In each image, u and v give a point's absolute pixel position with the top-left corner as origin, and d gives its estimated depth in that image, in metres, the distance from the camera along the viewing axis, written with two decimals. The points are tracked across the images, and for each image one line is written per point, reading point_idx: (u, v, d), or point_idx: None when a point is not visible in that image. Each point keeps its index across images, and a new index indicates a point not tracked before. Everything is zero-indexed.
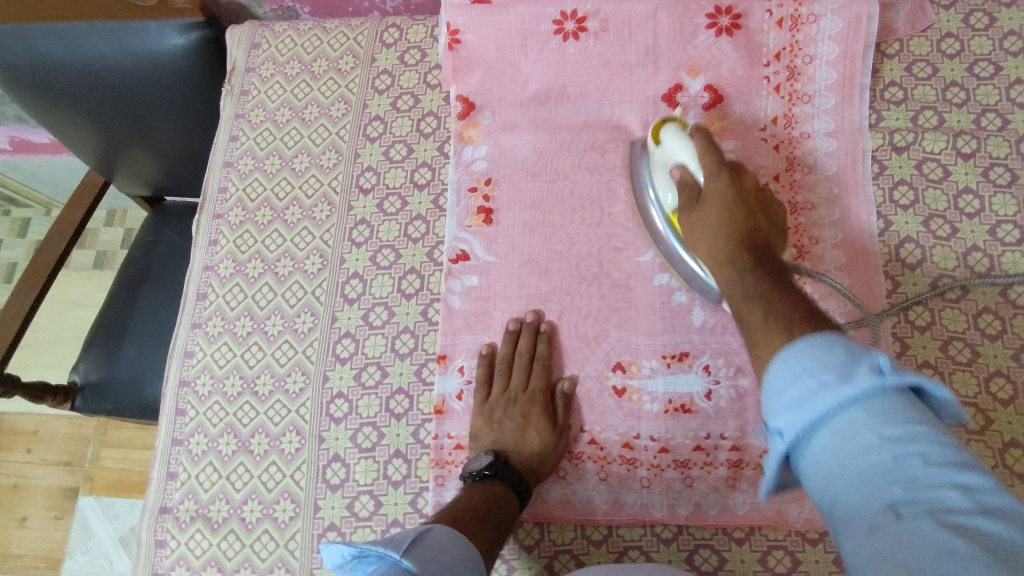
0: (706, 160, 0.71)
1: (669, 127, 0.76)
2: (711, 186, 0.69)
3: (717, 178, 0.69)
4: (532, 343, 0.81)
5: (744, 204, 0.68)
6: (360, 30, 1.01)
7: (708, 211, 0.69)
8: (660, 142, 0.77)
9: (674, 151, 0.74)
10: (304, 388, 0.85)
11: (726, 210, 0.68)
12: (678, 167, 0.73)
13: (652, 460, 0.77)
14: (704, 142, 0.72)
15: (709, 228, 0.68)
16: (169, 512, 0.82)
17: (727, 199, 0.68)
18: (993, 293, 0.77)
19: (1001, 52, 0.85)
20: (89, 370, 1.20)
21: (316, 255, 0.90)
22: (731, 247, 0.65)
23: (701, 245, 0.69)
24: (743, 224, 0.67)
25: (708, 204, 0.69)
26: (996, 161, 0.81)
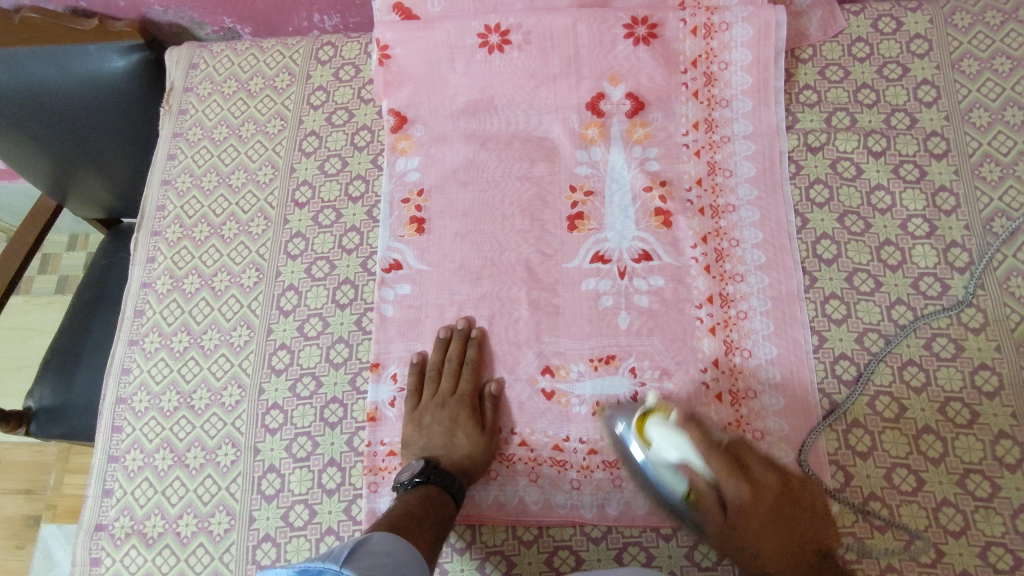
0: (719, 468, 0.67)
1: (656, 425, 0.71)
2: (741, 501, 0.66)
3: (744, 492, 0.66)
4: (462, 349, 0.82)
5: (776, 496, 0.67)
6: (296, 49, 1.03)
7: (744, 526, 0.66)
8: (650, 443, 0.71)
9: (674, 458, 0.69)
10: (240, 401, 0.85)
11: (767, 518, 0.66)
12: (685, 469, 0.69)
13: (581, 461, 0.78)
14: (709, 451, 0.67)
15: (755, 542, 0.66)
16: (105, 529, 0.82)
17: (766, 509, 0.66)
18: (905, 284, 0.80)
19: (907, 55, 0.90)
20: (44, 395, 1.18)
21: (252, 269, 0.91)
22: (791, 553, 0.65)
23: (744, 555, 0.67)
24: (787, 527, 0.66)
25: (746, 520, 0.66)
26: (905, 158, 0.85)
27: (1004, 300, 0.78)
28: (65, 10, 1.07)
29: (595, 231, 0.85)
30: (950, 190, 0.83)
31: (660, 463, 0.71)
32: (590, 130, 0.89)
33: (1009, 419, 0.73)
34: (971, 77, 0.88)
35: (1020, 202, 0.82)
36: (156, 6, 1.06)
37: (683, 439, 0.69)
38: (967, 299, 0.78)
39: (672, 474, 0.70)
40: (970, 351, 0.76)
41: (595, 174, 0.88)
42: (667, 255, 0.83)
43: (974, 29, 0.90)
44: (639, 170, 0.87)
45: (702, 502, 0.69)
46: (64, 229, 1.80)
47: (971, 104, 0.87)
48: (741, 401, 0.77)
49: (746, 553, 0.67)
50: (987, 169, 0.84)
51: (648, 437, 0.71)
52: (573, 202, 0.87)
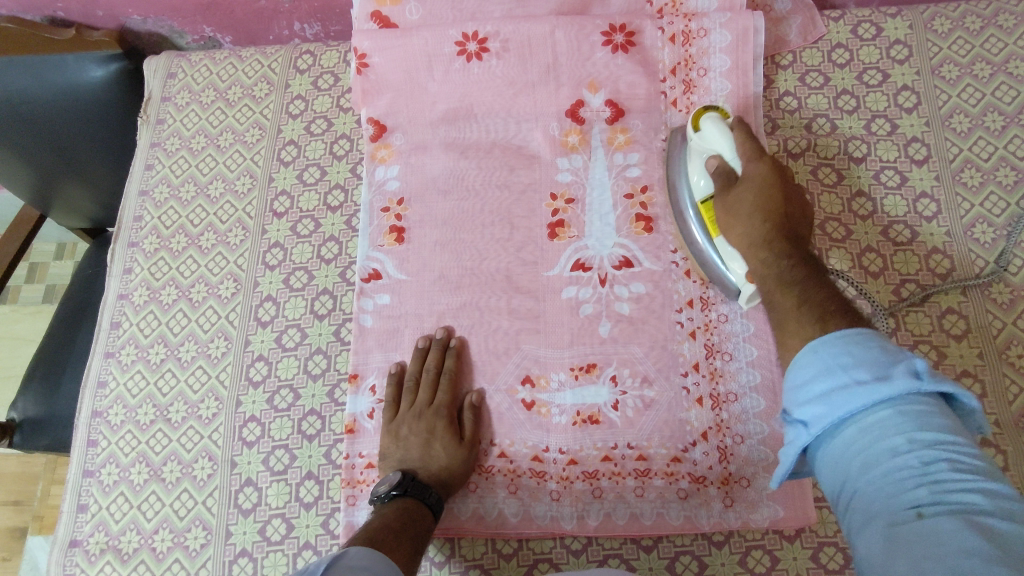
0: (745, 149, 0.72)
1: (710, 115, 0.77)
2: (750, 176, 0.71)
3: (756, 168, 0.71)
4: (440, 359, 0.81)
5: (782, 190, 0.69)
6: (275, 58, 1.03)
7: (743, 195, 0.70)
8: (698, 130, 0.78)
9: (716, 140, 0.75)
10: (217, 413, 0.84)
11: (761, 194, 0.69)
12: (715, 157, 0.75)
13: (561, 472, 0.77)
14: (745, 137, 0.73)
15: (742, 214, 0.69)
16: (78, 546, 0.81)
17: (766, 190, 0.69)
18: (887, 291, 0.79)
19: (888, 61, 0.90)
20: (27, 406, 1.14)
21: (230, 280, 0.91)
22: (765, 227, 0.68)
23: (733, 230, 0.71)
24: (779, 210, 0.69)
25: (748, 188, 0.70)
26: (885, 164, 0.85)
27: (986, 307, 0.77)
28: (43, 20, 1.06)
29: (576, 238, 0.85)
30: (931, 196, 0.83)
31: (700, 154, 0.77)
32: (571, 136, 0.88)
33: (992, 426, 0.73)
34: (951, 83, 0.88)
35: (1001, 208, 0.81)
36: (134, 16, 1.06)
37: (725, 128, 0.75)
38: (949, 306, 0.78)
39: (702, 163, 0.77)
40: (952, 358, 0.76)
41: (575, 181, 0.87)
42: (647, 262, 0.83)
43: (953, 34, 0.90)
44: (619, 176, 0.87)
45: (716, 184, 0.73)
46: (50, 238, 1.75)
47: (951, 110, 0.87)
48: (716, 357, 0.79)
49: (732, 228, 0.70)
50: (968, 175, 0.83)
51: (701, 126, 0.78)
52: (554, 210, 0.86)
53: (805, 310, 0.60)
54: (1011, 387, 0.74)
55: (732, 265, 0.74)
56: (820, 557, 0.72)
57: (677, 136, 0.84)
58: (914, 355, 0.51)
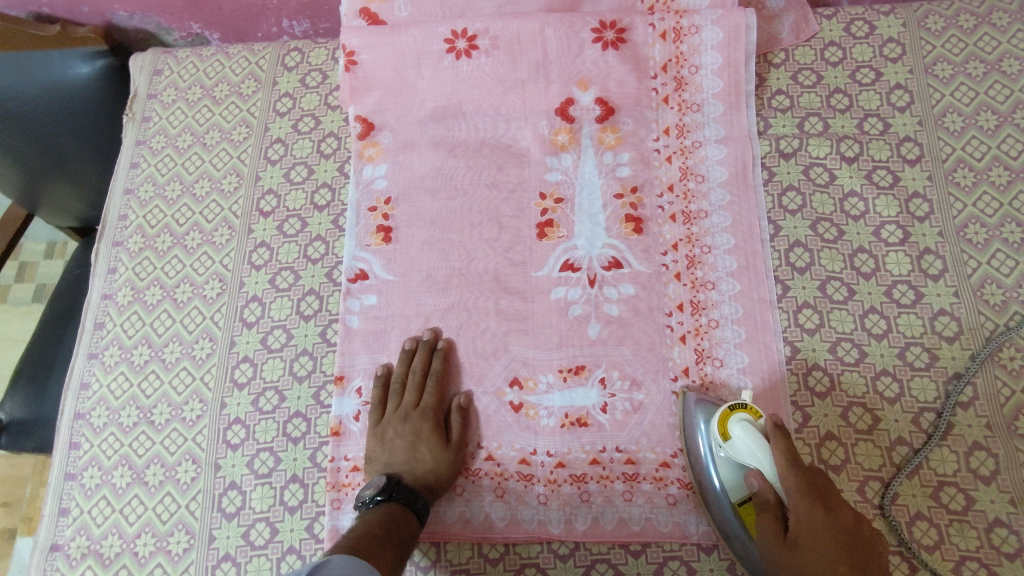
0: (790, 479, 0.63)
1: (738, 418, 0.68)
2: (801, 525, 0.61)
3: (805, 517, 0.61)
4: (427, 360, 0.80)
5: (842, 534, 0.60)
6: (262, 55, 1.01)
7: (799, 554, 0.60)
8: (728, 440, 0.68)
9: (749, 456, 0.66)
10: (201, 415, 0.83)
11: (823, 550, 0.59)
12: (753, 473, 0.66)
13: (549, 475, 0.76)
14: (786, 465, 0.63)
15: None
16: (60, 550, 0.79)
17: (826, 542, 0.60)
18: (879, 293, 0.78)
19: (880, 59, 0.89)
20: (15, 407, 1.10)
21: (215, 280, 0.89)
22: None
23: None
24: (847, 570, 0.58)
25: (806, 547, 0.60)
26: (877, 164, 0.84)
27: (978, 308, 0.76)
28: (28, 15, 1.04)
29: (565, 239, 0.84)
30: (923, 196, 0.82)
31: (730, 460, 0.68)
32: (561, 136, 0.87)
33: (983, 429, 0.72)
34: (945, 81, 0.87)
35: (994, 208, 0.80)
36: (120, 12, 1.04)
37: (761, 444, 0.65)
38: (940, 307, 0.77)
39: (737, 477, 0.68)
40: (944, 360, 0.75)
41: (566, 181, 0.86)
42: (637, 262, 0.82)
43: (947, 32, 0.89)
44: (610, 176, 0.86)
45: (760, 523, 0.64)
46: (41, 236, 1.73)
47: (945, 109, 0.86)
48: (707, 360, 0.77)
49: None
50: (961, 174, 0.82)
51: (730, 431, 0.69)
52: (543, 210, 0.85)
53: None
54: (1002, 389, 0.73)
55: None
56: None
57: (691, 398, 0.75)
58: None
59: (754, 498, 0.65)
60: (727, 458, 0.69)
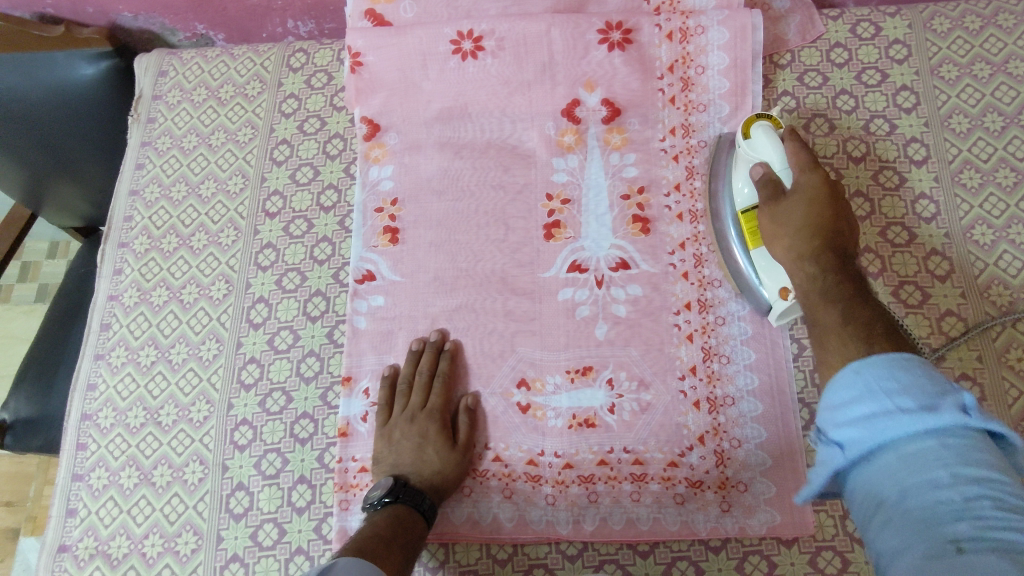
0: (799, 162, 0.71)
1: (761, 123, 0.75)
2: (802, 189, 0.70)
3: (807, 181, 0.70)
4: (434, 361, 0.80)
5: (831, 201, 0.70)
6: (267, 56, 1.02)
7: (794, 203, 0.69)
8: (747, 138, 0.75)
9: (764, 148, 0.73)
10: (208, 416, 0.83)
11: (814, 207, 0.69)
12: (762, 166, 0.74)
13: (557, 476, 0.76)
14: (800, 149, 0.72)
15: (792, 221, 0.68)
16: (68, 550, 0.80)
17: (817, 202, 0.69)
18: (885, 292, 0.79)
19: (886, 60, 0.89)
20: (20, 406, 1.09)
21: (221, 281, 0.90)
22: (814, 240, 0.67)
23: (776, 239, 0.69)
24: (828, 217, 0.68)
25: (802, 203, 0.69)
26: (884, 165, 0.84)
27: (985, 309, 0.77)
28: (32, 17, 1.05)
29: (572, 240, 0.84)
30: (930, 197, 0.82)
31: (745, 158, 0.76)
32: (567, 137, 0.87)
33: None
34: (951, 83, 0.87)
35: (1000, 209, 0.80)
36: (125, 13, 1.04)
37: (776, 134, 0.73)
38: (947, 308, 0.77)
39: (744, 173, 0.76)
40: (951, 360, 0.75)
41: (572, 182, 0.86)
42: (645, 263, 0.82)
43: (953, 34, 0.89)
44: (616, 177, 0.86)
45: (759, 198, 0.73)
46: (44, 235, 1.72)
47: (951, 111, 0.86)
48: (713, 358, 0.78)
49: (778, 237, 0.69)
50: (968, 176, 0.83)
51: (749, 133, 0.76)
52: (550, 211, 0.85)
53: (850, 321, 0.59)
54: (1010, 391, 0.73)
55: (765, 278, 0.74)
56: (818, 562, 0.71)
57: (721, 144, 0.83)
58: (960, 391, 0.47)
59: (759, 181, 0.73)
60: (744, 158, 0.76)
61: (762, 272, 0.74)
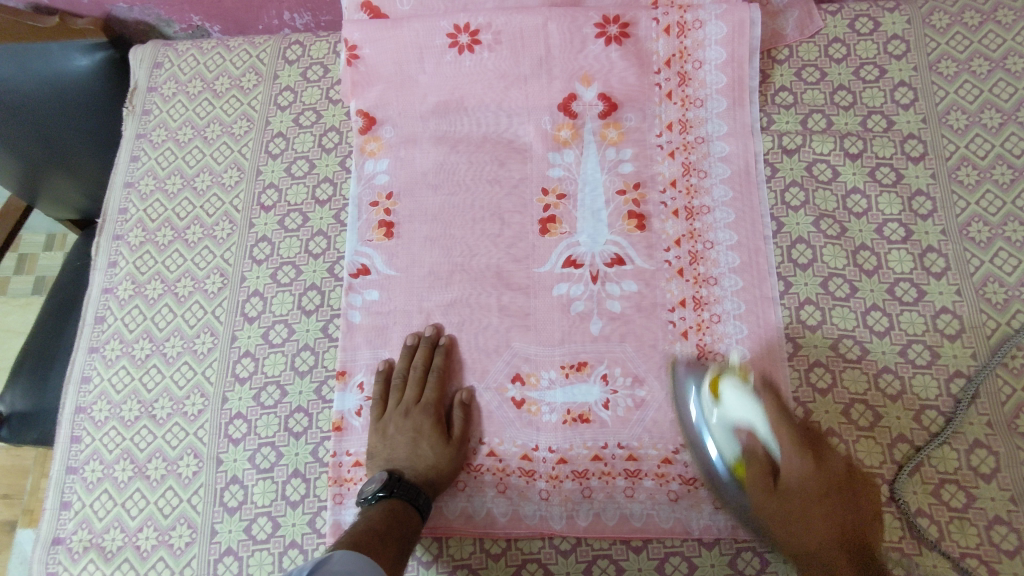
0: (785, 435, 0.67)
1: (729, 385, 0.71)
2: (794, 473, 0.66)
3: (796, 461, 0.66)
4: (429, 356, 0.80)
5: (830, 478, 0.66)
6: (263, 48, 1.01)
7: (794, 496, 0.66)
8: (719, 403, 0.71)
9: (740, 413, 0.70)
10: (203, 410, 0.83)
11: (811, 496, 0.66)
12: (744, 430, 0.69)
13: (551, 471, 0.76)
14: (780, 419, 0.68)
15: (796, 517, 0.65)
16: (62, 543, 0.80)
17: (816, 488, 0.66)
18: (880, 290, 0.78)
19: (884, 56, 0.89)
20: (15, 399, 1.08)
21: (216, 274, 0.89)
22: (829, 531, 0.64)
23: (792, 543, 0.66)
24: (833, 497, 0.65)
25: (798, 490, 0.66)
26: (881, 161, 0.84)
27: (980, 307, 0.76)
28: (27, 7, 1.02)
29: (568, 235, 0.83)
30: (926, 194, 0.82)
31: (722, 421, 0.71)
32: (563, 131, 0.87)
33: (984, 427, 0.72)
34: (949, 79, 0.87)
35: (996, 206, 0.80)
36: (120, 4, 1.03)
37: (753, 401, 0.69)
38: (942, 305, 0.77)
39: (729, 439, 0.70)
40: (946, 357, 0.75)
41: (568, 177, 0.86)
42: (640, 259, 0.82)
43: (952, 29, 0.89)
44: (612, 172, 0.85)
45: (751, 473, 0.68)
46: (40, 228, 1.71)
47: (949, 107, 0.85)
48: (708, 355, 0.77)
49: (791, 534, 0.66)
50: (964, 173, 0.82)
51: (721, 393, 0.72)
52: (546, 205, 0.85)
53: None
54: (1004, 388, 0.73)
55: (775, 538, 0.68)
56: None
57: (681, 368, 0.77)
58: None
59: (743, 452, 0.69)
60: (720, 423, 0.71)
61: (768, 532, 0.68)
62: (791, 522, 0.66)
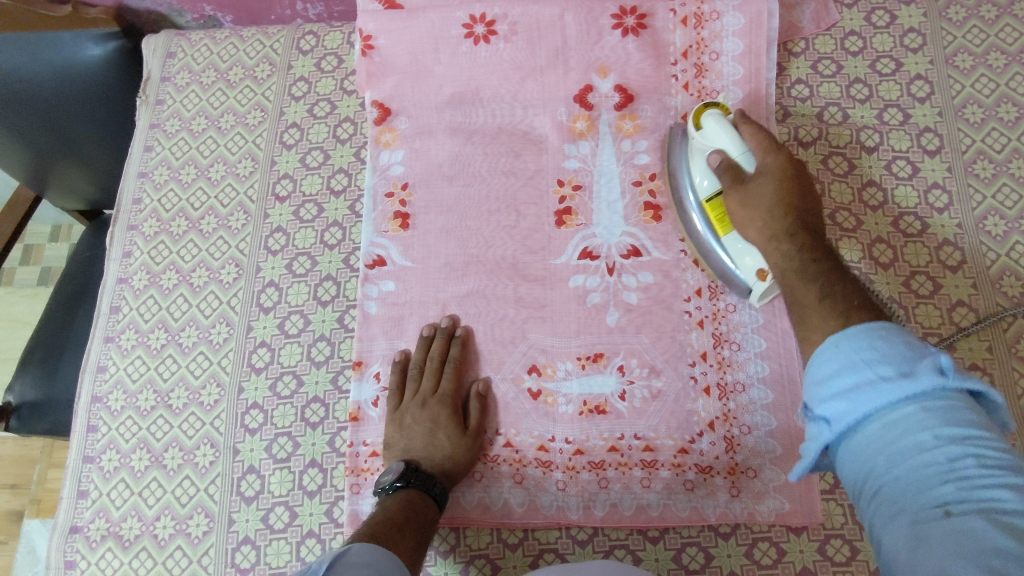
0: (757, 142, 0.72)
1: (710, 108, 0.76)
2: (767, 166, 0.70)
3: (770, 160, 0.71)
4: (445, 347, 0.80)
5: (801, 187, 0.69)
6: (276, 38, 1.01)
7: (760, 187, 0.69)
8: (698, 127, 0.76)
9: (716, 134, 0.73)
10: (219, 400, 0.83)
11: (779, 184, 0.69)
12: (718, 152, 0.73)
13: (567, 461, 0.76)
14: (755, 133, 0.73)
15: (761, 201, 0.68)
16: (79, 532, 0.80)
17: (782, 180, 0.69)
18: (896, 283, 0.78)
19: (901, 49, 0.89)
20: (25, 389, 1.08)
21: (231, 264, 0.89)
22: (787, 217, 0.66)
23: (753, 226, 0.69)
24: (796, 195, 0.68)
25: (766, 180, 0.69)
26: (897, 155, 0.84)
27: (996, 300, 0.77)
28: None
29: (584, 226, 0.84)
30: (942, 187, 0.82)
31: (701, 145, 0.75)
32: (579, 123, 0.87)
33: None
34: (965, 72, 0.87)
35: (1013, 200, 0.80)
36: None
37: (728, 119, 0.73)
38: (958, 298, 0.77)
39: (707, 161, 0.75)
40: (962, 350, 0.75)
41: (584, 168, 0.86)
42: (657, 251, 0.82)
43: (968, 23, 0.89)
44: (628, 164, 0.85)
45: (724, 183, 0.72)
46: (46, 218, 1.71)
47: (965, 100, 0.85)
48: (724, 345, 0.78)
49: (751, 220, 0.69)
50: (981, 166, 0.82)
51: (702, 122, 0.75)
52: (561, 197, 0.85)
53: (829, 295, 0.57)
54: (1019, 381, 0.73)
55: (745, 261, 0.74)
56: (827, 549, 0.71)
57: (673, 131, 0.84)
58: (939, 352, 0.46)
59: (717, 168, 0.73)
60: (699, 146, 0.76)
61: (742, 250, 0.73)
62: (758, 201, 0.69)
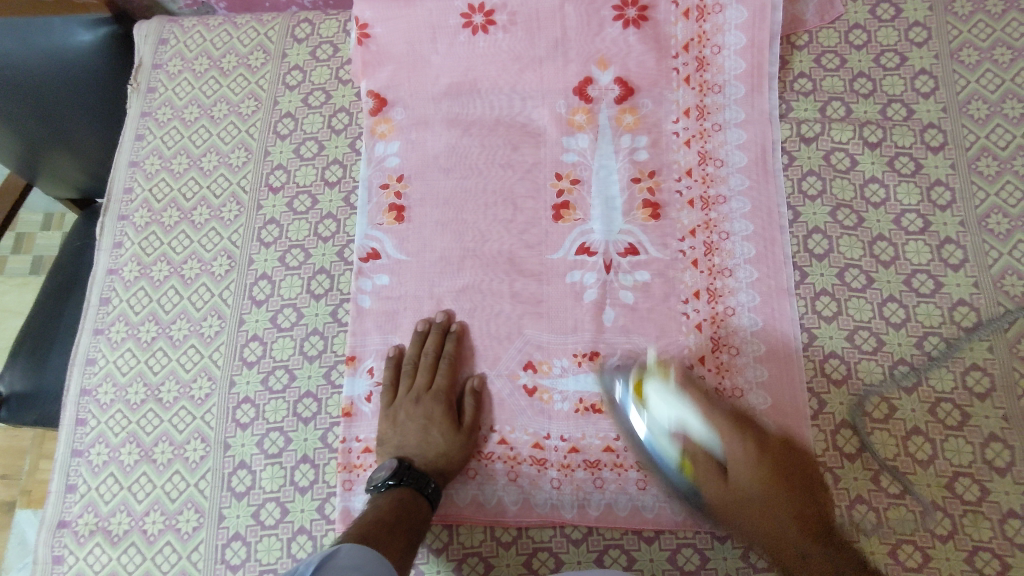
0: (715, 408, 0.68)
1: (653, 386, 0.70)
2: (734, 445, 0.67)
3: (738, 450, 0.66)
4: (440, 343, 0.79)
5: (770, 445, 0.67)
6: (271, 26, 0.99)
7: (743, 483, 0.66)
8: (646, 406, 0.71)
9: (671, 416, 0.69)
10: (210, 394, 0.82)
11: (761, 468, 0.66)
12: (680, 434, 0.69)
13: (563, 460, 0.76)
14: (715, 412, 0.68)
15: (754, 502, 0.65)
16: (68, 526, 0.79)
17: (761, 463, 0.66)
18: (897, 281, 0.78)
19: (905, 43, 0.88)
20: (15, 379, 1.07)
21: (223, 256, 0.88)
22: (789, 519, 0.64)
23: (755, 535, 0.66)
24: (780, 472, 0.66)
25: (744, 465, 0.66)
26: (900, 151, 0.83)
27: (997, 299, 0.76)
28: None
29: (581, 222, 0.82)
30: (945, 184, 0.81)
31: (659, 432, 0.69)
32: (578, 116, 0.86)
33: (1000, 421, 0.72)
34: (971, 67, 0.85)
35: (1017, 198, 0.79)
36: None
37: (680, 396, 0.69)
38: (959, 298, 0.76)
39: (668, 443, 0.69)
40: (962, 350, 0.74)
41: (582, 163, 0.84)
42: (655, 249, 0.81)
43: (974, 17, 0.88)
44: (627, 159, 0.84)
45: (698, 470, 0.68)
46: (37, 207, 1.69)
47: (969, 96, 0.84)
48: (722, 348, 0.76)
49: (747, 517, 0.66)
50: (984, 163, 0.81)
51: (648, 401, 0.71)
52: (559, 190, 0.84)
53: None
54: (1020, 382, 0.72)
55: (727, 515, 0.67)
56: None
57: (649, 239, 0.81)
58: None
59: (686, 456, 0.68)
60: (653, 426, 0.70)
61: (721, 506, 0.67)
62: (759, 539, 0.66)
